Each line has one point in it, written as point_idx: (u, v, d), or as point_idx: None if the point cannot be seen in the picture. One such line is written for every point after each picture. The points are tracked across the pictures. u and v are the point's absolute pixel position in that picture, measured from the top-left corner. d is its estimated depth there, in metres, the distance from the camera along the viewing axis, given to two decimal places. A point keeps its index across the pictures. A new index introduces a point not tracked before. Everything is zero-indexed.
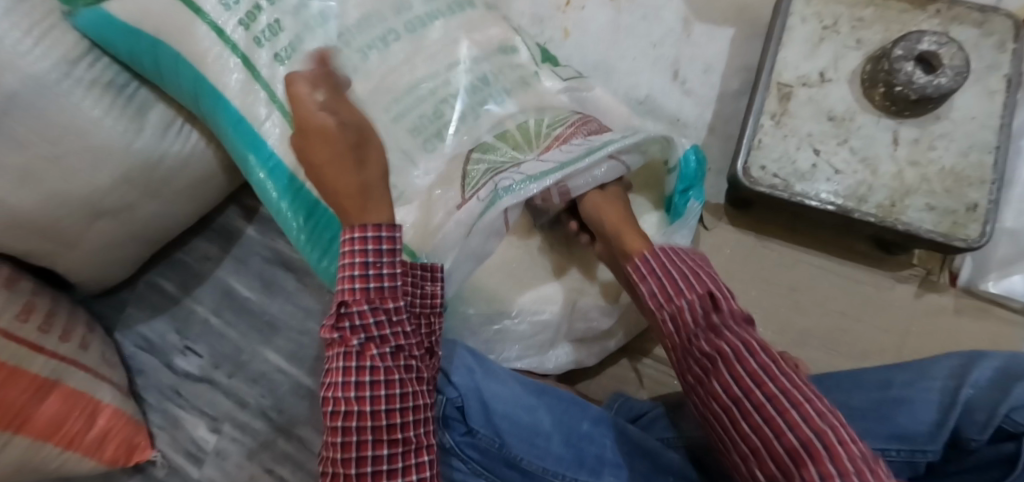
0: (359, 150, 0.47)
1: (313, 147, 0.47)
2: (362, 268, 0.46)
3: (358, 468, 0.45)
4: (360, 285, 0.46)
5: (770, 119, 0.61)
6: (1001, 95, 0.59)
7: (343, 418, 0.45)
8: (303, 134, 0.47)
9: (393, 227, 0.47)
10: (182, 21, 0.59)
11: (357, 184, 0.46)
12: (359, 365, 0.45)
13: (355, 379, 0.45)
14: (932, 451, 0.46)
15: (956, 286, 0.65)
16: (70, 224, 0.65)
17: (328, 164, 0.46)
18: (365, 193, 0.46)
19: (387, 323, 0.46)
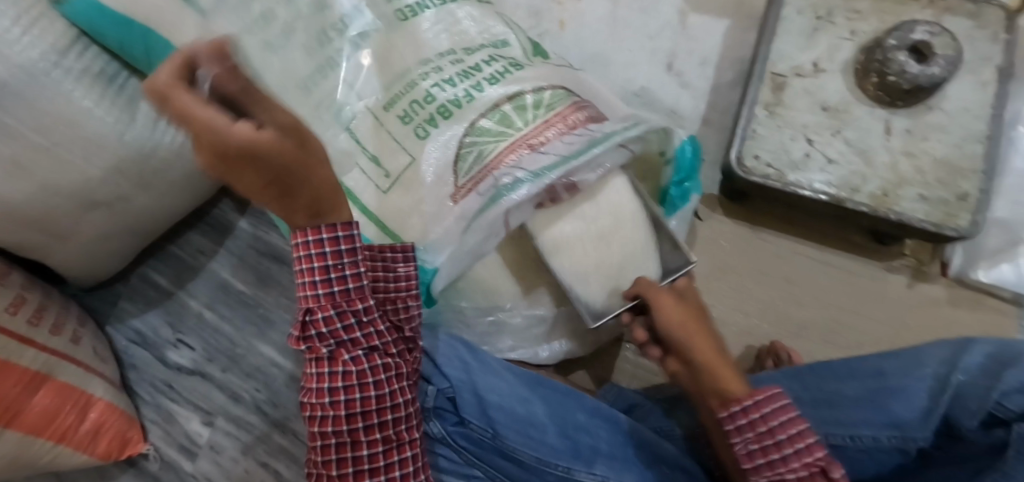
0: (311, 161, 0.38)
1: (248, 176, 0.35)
2: (323, 272, 0.44)
3: (341, 467, 0.47)
4: (323, 291, 0.45)
5: (764, 110, 0.62)
6: (993, 86, 0.59)
7: (319, 422, 0.46)
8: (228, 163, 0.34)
9: (350, 222, 0.44)
10: (175, 12, 0.59)
11: (314, 190, 0.39)
12: (330, 370, 0.46)
13: (327, 384, 0.46)
14: (923, 438, 0.46)
15: (948, 276, 0.65)
16: (60, 216, 0.64)
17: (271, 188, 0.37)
18: (321, 195, 0.40)
19: (355, 326, 0.46)
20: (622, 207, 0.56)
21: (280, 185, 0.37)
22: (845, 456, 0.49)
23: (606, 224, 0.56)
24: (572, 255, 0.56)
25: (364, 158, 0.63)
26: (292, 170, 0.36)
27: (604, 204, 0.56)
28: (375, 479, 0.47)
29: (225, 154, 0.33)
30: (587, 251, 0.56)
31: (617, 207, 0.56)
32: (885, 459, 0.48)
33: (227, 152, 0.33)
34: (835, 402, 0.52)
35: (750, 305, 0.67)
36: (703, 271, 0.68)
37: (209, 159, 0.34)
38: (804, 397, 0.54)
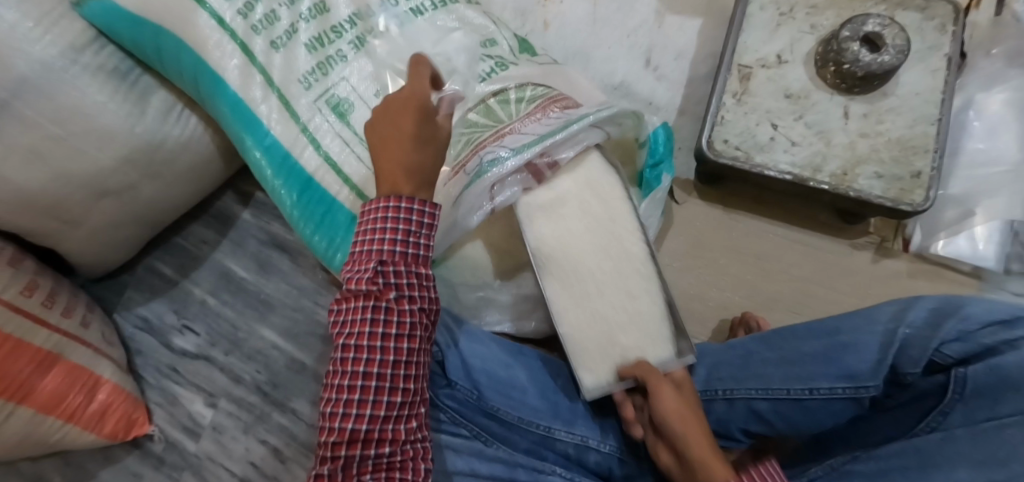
0: (432, 139, 0.51)
1: (399, 122, 0.51)
2: (405, 234, 0.48)
3: (372, 411, 0.46)
4: (400, 249, 0.48)
5: (732, 98, 0.66)
6: (942, 72, 0.64)
7: (365, 363, 0.46)
8: (398, 109, 0.52)
9: (434, 205, 0.49)
10: (185, 10, 0.63)
11: (410, 160, 0.50)
12: (387, 318, 0.46)
13: (383, 330, 0.46)
14: (873, 386, 0.50)
15: (909, 252, 0.70)
16: (75, 203, 0.68)
17: (400, 138, 0.50)
18: (419, 172, 0.50)
19: (419, 286, 0.48)
20: (631, 259, 0.59)
21: (396, 136, 0.50)
22: (805, 408, 0.53)
23: (610, 271, 0.59)
24: (574, 293, 0.59)
25: (360, 148, 0.66)
26: (431, 137, 0.51)
27: (613, 252, 0.59)
28: (397, 426, 0.47)
29: (410, 100, 0.52)
30: (587, 296, 0.59)
31: (626, 259, 0.59)
32: (840, 408, 0.52)
33: (412, 100, 0.52)
34: (796, 360, 0.56)
35: (725, 281, 0.72)
36: (681, 249, 0.73)
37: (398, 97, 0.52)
38: (771, 358, 0.58)
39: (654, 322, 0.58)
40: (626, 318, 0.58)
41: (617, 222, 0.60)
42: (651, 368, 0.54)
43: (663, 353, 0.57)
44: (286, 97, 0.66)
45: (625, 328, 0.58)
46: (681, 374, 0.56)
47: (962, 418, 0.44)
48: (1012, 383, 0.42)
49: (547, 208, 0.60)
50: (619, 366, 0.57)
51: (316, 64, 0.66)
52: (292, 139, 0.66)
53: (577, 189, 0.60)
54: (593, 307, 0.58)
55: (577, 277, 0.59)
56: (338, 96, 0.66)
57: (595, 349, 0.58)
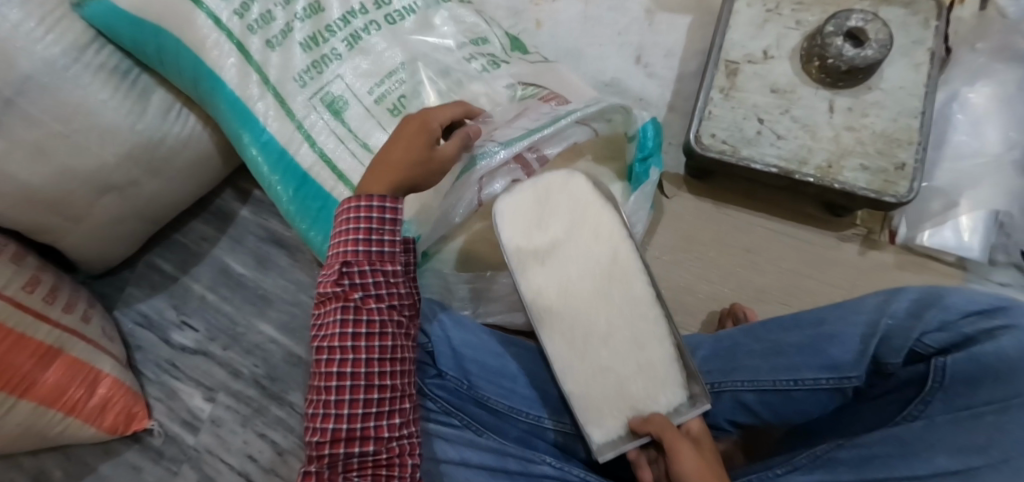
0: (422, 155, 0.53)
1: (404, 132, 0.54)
2: (367, 232, 0.50)
3: (350, 410, 0.47)
4: (363, 248, 0.50)
5: (719, 93, 0.68)
6: (926, 66, 0.65)
7: (338, 364, 0.48)
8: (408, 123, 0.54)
9: (395, 199, 0.52)
10: (184, 9, 0.65)
11: (388, 167, 0.52)
12: (355, 317, 0.48)
13: (352, 330, 0.48)
14: (856, 376, 0.51)
15: (895, 244, 0.72)
16: (75, 200, 0.69)
17: (397, 141, 0.53)
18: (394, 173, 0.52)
19: (385, 283, 0.51)
20: (638, 306, 0.54)
21: (389, 145, 0.54)
22: (791, 397, 0.54)
23: (618, 320, 0.54)
24: (579, 349, 0.54)
25: (354, 145, 0.67)
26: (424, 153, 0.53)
27: (619, 298, 0.54)
28: (379, 423, 0.48)
29: (419, 117, 0.54)
30: (594, 349, 0.54)
31: (633, 306, 0.54)
32: (824, 398, 0.53)
33: (420, 118, 0.54)
34: (779, 350, 0.55)
35: (714, 273, 0.73)
36: (670, 242, 0.74)
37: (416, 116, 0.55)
38: (756, 349, 0.57)
39: (661, 369, 0.53)
40: (634, 369, 0.53)
41: (619, 263, 0.55)
42: (668, 424, 0.48)
43: (675, 399, 0.52)
44: (282, 95, 0.67)
45: (636, 379, 0.52)
46: (698, 427, 0.50)
47: (942, 406, 0.45)
48: (993, 371, 0.43)
49: (543, 255, 0.56)
50: (630, 419, 0.52)
51: (311, 63, 0.67)
52: (287, 137, 0.67)
53: (573, 233, 0.56)
54: (601, 361, 0.53)
55: (581, 330, 0.54)
56: (333, 93, 0.67)
57: (605, 402, 0.53)
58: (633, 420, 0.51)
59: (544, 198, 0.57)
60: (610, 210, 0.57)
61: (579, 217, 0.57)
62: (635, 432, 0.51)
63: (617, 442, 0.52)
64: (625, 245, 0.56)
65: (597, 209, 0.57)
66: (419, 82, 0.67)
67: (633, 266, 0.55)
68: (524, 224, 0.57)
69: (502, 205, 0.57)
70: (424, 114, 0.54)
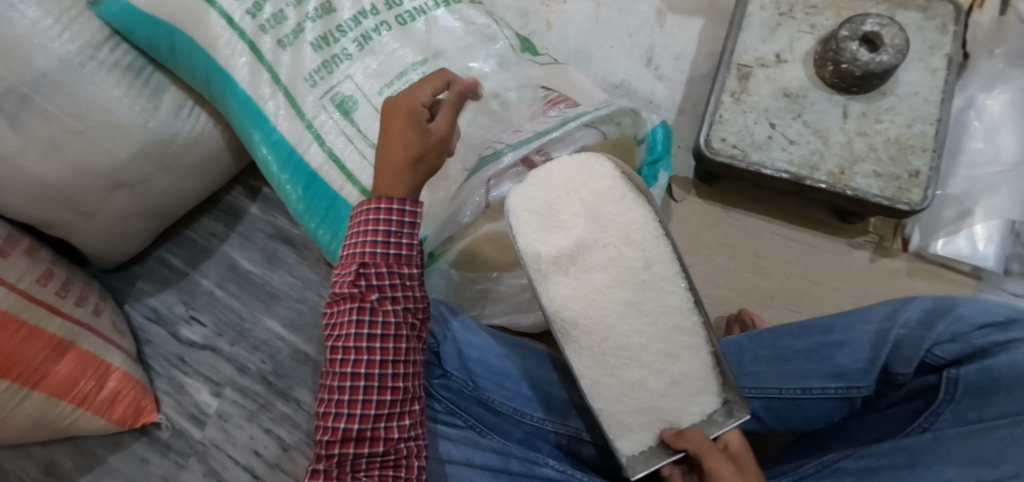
0: (410, 139, 0.51)
1: (389, 127, 0.52)
2: (385, 235, 0.50)
3: (362, 411, 0.47)
4: (381, 250, 0.50)
5: (730, 98, 0.67)
6: (942, 73, 0.64)
7: (353, 364, 0.47)
8: (389, 115, 0.52)
9: (416, 202, 0.51)
10: (197, 8, 0.65)
11: (388, 167, 0.51)
12: (372, 318, 0.48)
13: (367, 331, 0.48)
14: (865, 386, 0.50)
15: (908, 251, 0.71)
16: (88, 195, 0.70)
17: (386, 139, 0.52)
18: (395, 171, 0.51)
19: (401, 286, 0.50)
20: (674, 316, 0.45)
21: (380, 145, 0.52)
22: (798, 406, 0.53)
23: (651, 333, 0.45)
24: (606, 364, 0.46)
25: (364, 145, 0.67)
26: (414, 138, 0.51)
27: (652, 308, 0.45)
28: (389, 425, 0.48)
29: (393, 106, 0.53)
30: (624, 367, 0.45)
31: (668, 317, 0.45)
32: (832, 407, 0.52)
33: (394, 105, 0.52)
34: (785, 357, 0.54)
35: (722, 278, 0.73)
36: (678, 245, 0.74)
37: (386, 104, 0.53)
38: (761, 355, 0.56)
39: (696, 380, 0.46)
40: (666, 383, 0.46)
41: (655, 268, 0.45)
42: (707, 442, 0.44)
43: (709, 407, 0.47)
44: (292, 94, 0.67)
45: (668, 393, 0.46)
46: (738, 443, 0.46)
47: (953, 418, 0.44)
48: (1005, 384, 0.43)
49: (566, 262, 0.45)
50: (663, 431, 0.47)
51: (321, 63, 0.67)
52: (297, 136, 0.68)
53: (601, 234, 0.45)
54: (631, 378, 0.45)
55: (610, 346, 0.45)
56: (343, 93, 0.67)
57: (634, 417, 0.47)
58: (665, 434, 0.47)
59: (562, 189, 0.47)
60: (641, 205, 0.46)
61: (605, 213, 0.46)
62: (668, 446, 0.47)
63: (648, 454, 0.48)
64: (660, 246, 0.45)
65: (627, 203, 0.46)
66: None
67: (669, 269, 0.45)
68: (540, 225, 0.46)
69: (514, 201, 0.48)
70: (396, 99, 0.53)
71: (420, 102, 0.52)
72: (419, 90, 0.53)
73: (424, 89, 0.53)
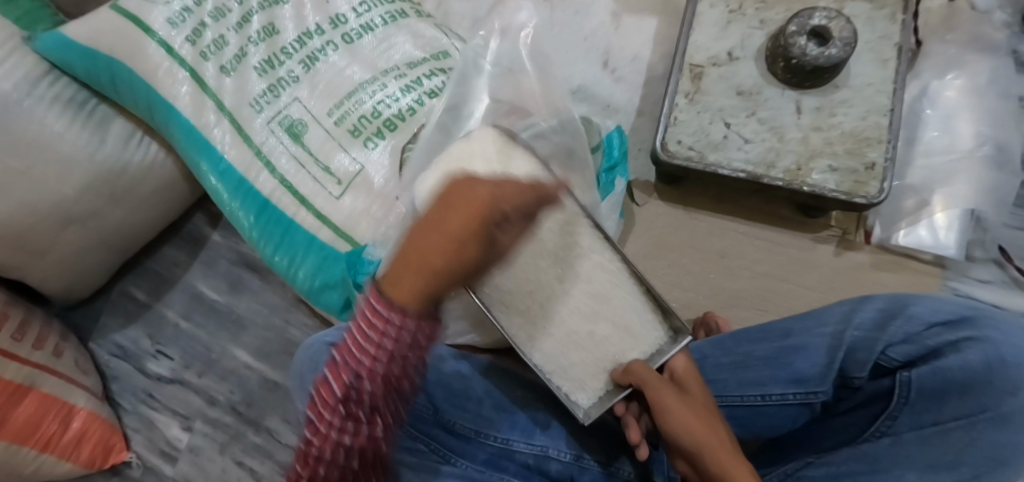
0: (467, 263, 0.38)
1: (443, 225, 0.37)
2: (391, 349, 0.37)
3: None
4: (383, 366, 0.38)
5: (684, 99, 0.66)
6: (893, 63, 0.64)
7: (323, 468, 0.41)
8: (456, 211, 0.37)
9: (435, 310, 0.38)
10: (134, 38, 0.64)
11: (442, 282, 0.37)
12: (356, 430, 0.40)
13: (348, 442, 0.40)
14: (822, 391, 0.49)
15: (871, 244, 0.70)
16: (40, 234, 0.68)
17: (437, 239, 0.37)
18: (430, 285, 0.37)
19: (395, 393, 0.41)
20: (590, 255, 0.51)
21: (428, 238, 0.37)
22: (760, 413, 0.53)
23: (569, 277, 0.51)
24: (535, 320, 0.51)
25: (315, 169, 0.65)
26: (468, 263, 0.38)
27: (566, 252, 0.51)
28: None
29: (472, 203, 0.37)
30: (556, 317, 0.51)
31: (583, 257, 0.51)
32: (794, 412, 0.52)
33: (477, 203, 0.37)
34: (746, 364, 0.53)
35: (687, 281, 0.72)
36: (642, 252, 0.73)
37: (466, 194, 0.37)
38: (723, 362, 0.55)
39: (639, 323, 0.50)
40: (606, 326, 0.50)
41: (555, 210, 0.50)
42: (650, 374, 0.46)
43: (655, 342, 0.50)
44: (238, 120, 0.66)
45: (610, 335, 0.50)
46: (682, 365, 0.48)
47: (909, 421, 0.44)
48: (957, 385, 0.42)
49: None
50: (613, 372, 0.49)
51: (267, 87, 0.65)
52: (243, 165, 0.66)
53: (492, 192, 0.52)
54: (568, 328, 0.50)
55: (535, 297, 0.50)
56: (292, 117, 0.65)
57: (581, 367, 0.50)
58: (614, 373, 0.49)
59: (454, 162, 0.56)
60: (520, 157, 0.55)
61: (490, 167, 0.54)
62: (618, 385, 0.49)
63: (603, 400, 0.50)
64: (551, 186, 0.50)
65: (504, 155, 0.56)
66: (378, 103, 0.65)
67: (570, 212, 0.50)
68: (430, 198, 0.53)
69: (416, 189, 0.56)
70: (476, 193, 0.37)
71: (501, 216, 0.38)
72: (513, 203, 0.38)
73: (516, 201, 0.38)
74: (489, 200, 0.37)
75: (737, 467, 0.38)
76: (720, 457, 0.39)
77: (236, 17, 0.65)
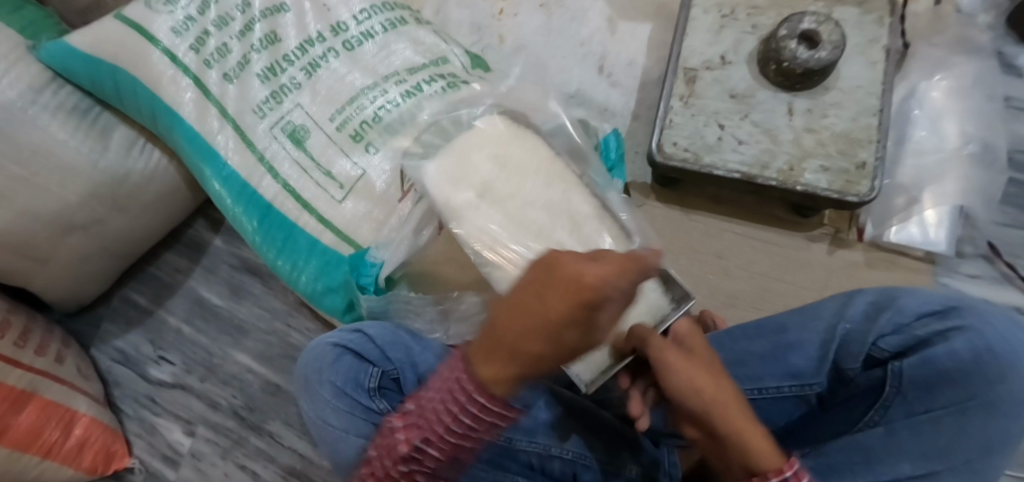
0: (559, 343, 0.37)
1: (540, 304, 0.37)
2: (453, 431, 0.44)
3: None
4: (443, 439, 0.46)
5: (679, 102, 0.68)
6: (881, 65, 0.66)
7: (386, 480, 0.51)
8: (553, 290, 0.37)
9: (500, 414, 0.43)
10: (138, 46, 0.65)
11: (531, 367, 0.38)
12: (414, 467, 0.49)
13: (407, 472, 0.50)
14: (817, 384, 0.50)
15: (863, 241, 0.72)
16: (43, 241, 0.68)
17: (528, 318, 0.37)
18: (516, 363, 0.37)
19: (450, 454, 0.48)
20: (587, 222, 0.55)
21: (525, 317, 0.37)
22: (755, 406, 0.54)
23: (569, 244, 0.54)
24: None
25: (318, 174, 0.66)
26: (560, 342, 0.37)
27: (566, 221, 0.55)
28: None
29: (576, 285, 0.36)
30: None
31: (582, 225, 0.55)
32: (789, 406, 0.53)
33: (581, 289, 0.36)
34: (743, 360, 0.54)
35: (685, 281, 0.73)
36: None
37: (566, 271, 0.36)
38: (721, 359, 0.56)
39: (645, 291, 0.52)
40: None
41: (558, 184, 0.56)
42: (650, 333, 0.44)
43: (659, 305, 0.52)
44: (241, 127, 0.67)
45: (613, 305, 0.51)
46: (685, 326, 0.46)
47: (902, 411, 0.45)
48: (948, 376, 0.44)
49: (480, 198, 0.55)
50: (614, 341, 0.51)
51: (270, 93, 0.66)
52: (246, 171, 0.67)
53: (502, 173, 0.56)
54: None
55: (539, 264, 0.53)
56: (294, 122, 0.66)
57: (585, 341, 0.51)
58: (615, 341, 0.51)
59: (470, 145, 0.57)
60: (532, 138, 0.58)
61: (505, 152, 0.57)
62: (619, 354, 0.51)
63: (601, 366, 0.51)
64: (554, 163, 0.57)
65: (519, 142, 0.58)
66: (379, 109, 0.66)
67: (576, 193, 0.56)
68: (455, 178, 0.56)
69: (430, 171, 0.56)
70: (578, 274, 0.36)
71: (600, 299, 0.36)
72: (615, 284, 0.36)
73: (620, 284, 0.36)
74: (591, 282, 0.36)
75: (745, 427, 0.37)
76: (728, 418, 0.38)
77: (240, 26, 0.67)
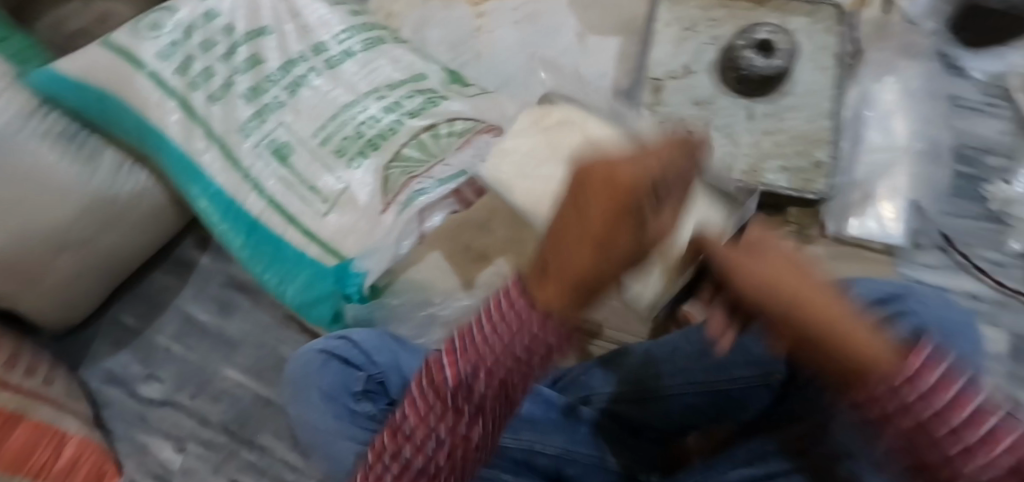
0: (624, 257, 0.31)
1: (583, 223, 0.30)
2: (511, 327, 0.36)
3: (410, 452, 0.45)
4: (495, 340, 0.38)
5: (646, 110, 0.72)
6: (832, 70, 0.70)
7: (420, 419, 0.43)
8: (596, 200, 0.29)
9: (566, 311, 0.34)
10: (124, 71, 0.68)
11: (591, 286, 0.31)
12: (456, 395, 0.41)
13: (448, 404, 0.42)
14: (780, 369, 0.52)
15: (828, 236, 0.73)
16: (31, 261, 0.69)
17: (575, 241, 0.30)
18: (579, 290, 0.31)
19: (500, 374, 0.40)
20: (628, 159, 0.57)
21: (570, 233, 0.30)
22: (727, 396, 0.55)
23: None
24: None
25: (303, 188, 0.68)
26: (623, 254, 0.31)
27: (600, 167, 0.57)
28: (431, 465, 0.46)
29: (611, 186, 0.29)
30: None
31: None
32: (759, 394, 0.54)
33: (620, 185, 0.29)
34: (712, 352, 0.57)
35: None
36: None
37: (599, 174, 0.29)
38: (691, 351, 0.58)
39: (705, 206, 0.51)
40: None
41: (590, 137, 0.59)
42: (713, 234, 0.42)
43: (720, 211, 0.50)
44: (226, 145, 0.69)
45: None
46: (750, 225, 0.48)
47: None
48: None
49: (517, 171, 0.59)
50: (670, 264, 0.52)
51: (255, 112, 0.69)
52: (232, 187, 0.69)
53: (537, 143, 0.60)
54: None
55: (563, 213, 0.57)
56: (279, 140, 0.69)
57: None
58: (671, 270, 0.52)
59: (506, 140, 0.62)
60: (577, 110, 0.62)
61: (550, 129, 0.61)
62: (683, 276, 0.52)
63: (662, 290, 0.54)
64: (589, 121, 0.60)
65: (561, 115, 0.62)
66: (360, 124, 0.68)
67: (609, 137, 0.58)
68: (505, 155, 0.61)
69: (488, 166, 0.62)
70: (617, 174, 0.29)
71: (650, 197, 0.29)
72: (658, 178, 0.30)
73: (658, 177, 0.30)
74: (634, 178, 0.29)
75: (851, 318, 0.28)
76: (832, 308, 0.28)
77: (224, 49, 0.69)
